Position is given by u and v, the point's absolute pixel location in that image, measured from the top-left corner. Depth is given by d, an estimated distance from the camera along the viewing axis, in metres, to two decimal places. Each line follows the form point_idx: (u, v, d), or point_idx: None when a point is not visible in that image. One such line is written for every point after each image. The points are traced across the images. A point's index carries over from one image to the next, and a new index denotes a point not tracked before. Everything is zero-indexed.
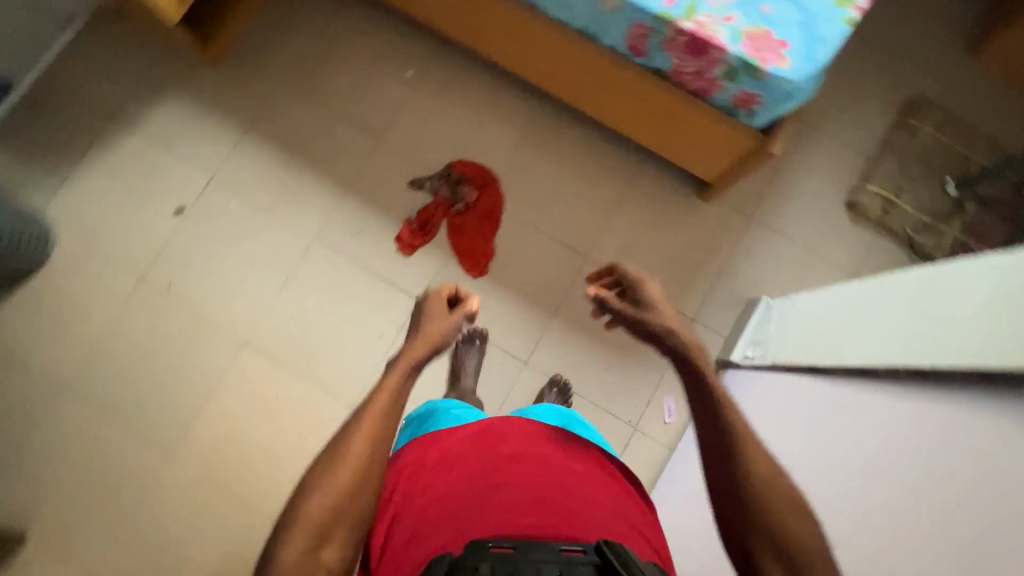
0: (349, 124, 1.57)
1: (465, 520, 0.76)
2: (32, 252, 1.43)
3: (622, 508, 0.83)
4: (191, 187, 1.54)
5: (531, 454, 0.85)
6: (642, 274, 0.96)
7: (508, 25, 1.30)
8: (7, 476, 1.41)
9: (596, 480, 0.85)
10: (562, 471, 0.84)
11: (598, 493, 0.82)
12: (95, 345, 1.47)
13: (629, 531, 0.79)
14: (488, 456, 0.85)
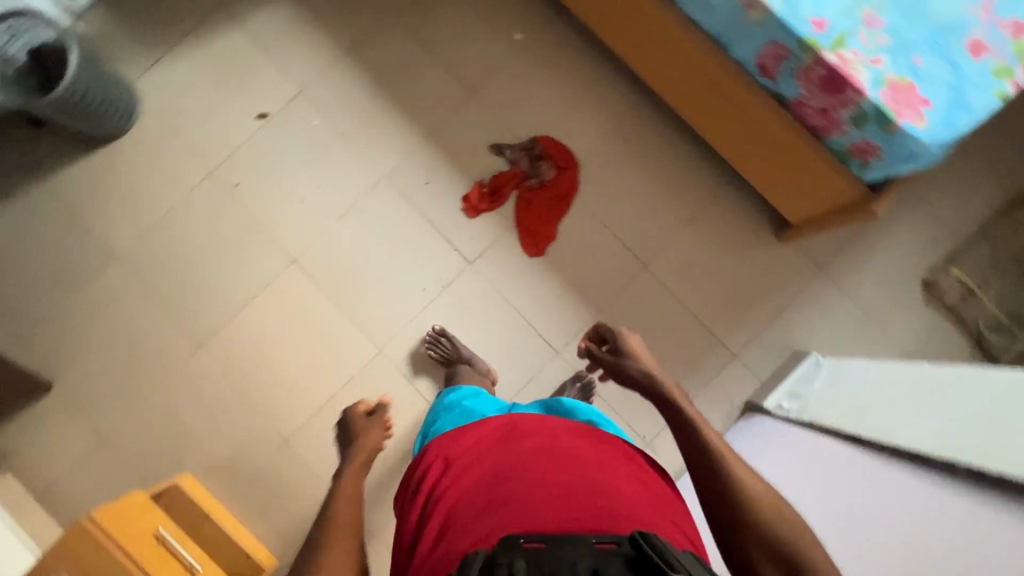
0: (446, 73, 1.54)
1: (495, 514, 0.77)
2: (115, 120, 1.45)
3: (654, 500, 0.82)
4: (278, 96, 1.53)
5: (556, 450, 0.86)
6: (622, 329, 1.06)
7: (640, 11, 1.26)
8: (46, 327, 1.45)
9: (625, 472, 0.85)
10: (588, 463, 0.84)
11: (627, 485, 0.82)
12: (153, 225, 1.49)
13: (664, 522, 0.78)
14: (510, 454, 0.87)
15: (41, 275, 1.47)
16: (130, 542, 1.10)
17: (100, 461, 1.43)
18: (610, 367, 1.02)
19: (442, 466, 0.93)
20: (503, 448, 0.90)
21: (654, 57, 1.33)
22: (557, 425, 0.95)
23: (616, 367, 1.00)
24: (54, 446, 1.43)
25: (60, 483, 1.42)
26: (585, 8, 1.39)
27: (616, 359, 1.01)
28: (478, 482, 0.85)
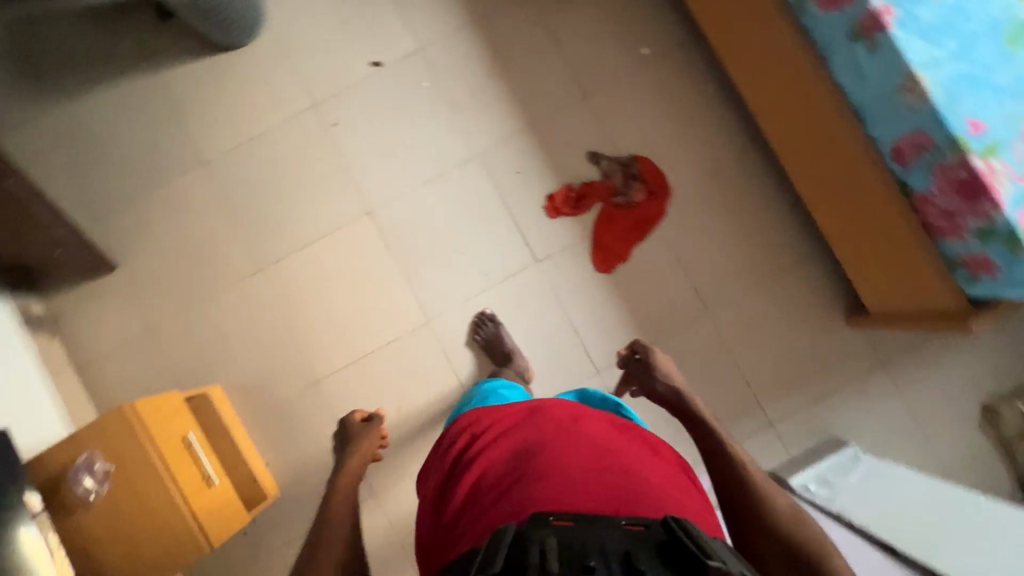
0: (564, 69, 1.52)
1: (522, 489, 0.75)
2: (240, 33, 1.46)
3: (681, 490, 0.79)
4: (396, 47, 1.53)
5: (581, 432, 0.84)
6: (654, 347, 1.13)
7: (785, 65, 1.23)
8: (122, 212, 1.49)
9: (651, 461, 0.83)
10: (615, 450, 0.82)
11: (652, 472, 0.80)
12: (245, 142, 1.51)
13: (690, 510, 0.75)
14: (536, 433, 0.85)
15: (130, 161, 1.50)
16: (160, 440, 1.11)
17: (141, 351, 1.47)
18: (640, 379, 1.07)
19: (467, 445, 0.92)
20: (529, 427, 0.88)
21: (782, 113, 1.29)
22: (581, 410, 0.92)
23: (646, 382, 1.06)
24: (102, 326, 1.48)
25: (100, 361, 1.47)
26: (726, 46, 1.36)
27: (648, 374, 1.07)
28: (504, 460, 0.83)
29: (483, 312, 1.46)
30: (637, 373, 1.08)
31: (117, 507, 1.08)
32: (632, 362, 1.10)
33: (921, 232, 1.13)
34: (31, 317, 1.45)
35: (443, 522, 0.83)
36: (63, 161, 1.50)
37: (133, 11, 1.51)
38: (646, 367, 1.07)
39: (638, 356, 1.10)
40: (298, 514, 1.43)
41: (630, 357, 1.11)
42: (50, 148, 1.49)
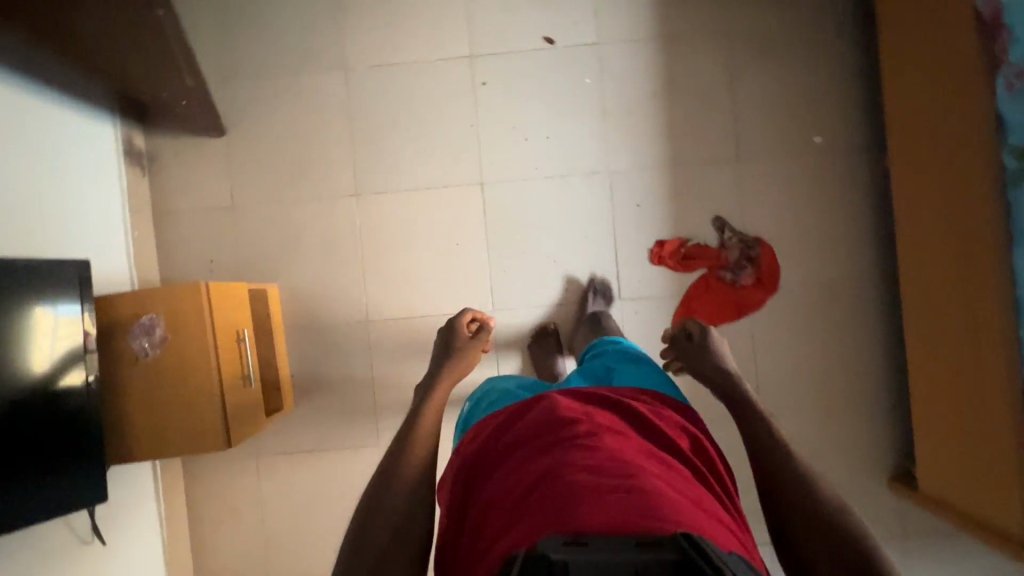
0: (729, 124, 1.43)
1: (528, 496, 0.64)
2: None
3: (705, 499, 0.67)
4: (574, 32, 1.43)
5: (594, 430, 0.73)
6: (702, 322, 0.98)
7: (967, 231, 1.16)
8: (249, 83, 1.46)
9: (672, 466, 0.70)
10: (631, 452, 0.70)
11: (673, 479, 0.67)
12: (391, 64, 1.45)
13: (719, 525, 0.63)
14: (546, 431, 0.74)
15: (274, 38, 1.45)
16: (219, 329, 1.12)
17: (217, 222, 1.48)
18: (688, 359, 0.93)
19: (477, 443, 0.82)
20: (537, 423, 0.77)
21: (944, 270, 1.24)
22: (591, 403, 0.80)
23: (698, 363, 0.91)
24: (191, 183, 1.48)
25: (177, 216, 1.48)
26: (916, 179, 1.29)
27: (700, 355, 0.92)
28: (513, 460, 0.73)
29: (545, 325, 1.44)
30: (690, 354, 0.93)
31: (161, 377, 1.09)
32: (682, 340, 0.94)
33: (1020, 455, 1.09)
34: (130, 149, 1.45)
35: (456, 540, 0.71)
36: (213, 9, 1.45)
37: None
38: (698, 344, 0.93)
39: (689, 332, 0.94)
40: (304, 432, 1.47)
41: (680, 334, 0.95)
42: None
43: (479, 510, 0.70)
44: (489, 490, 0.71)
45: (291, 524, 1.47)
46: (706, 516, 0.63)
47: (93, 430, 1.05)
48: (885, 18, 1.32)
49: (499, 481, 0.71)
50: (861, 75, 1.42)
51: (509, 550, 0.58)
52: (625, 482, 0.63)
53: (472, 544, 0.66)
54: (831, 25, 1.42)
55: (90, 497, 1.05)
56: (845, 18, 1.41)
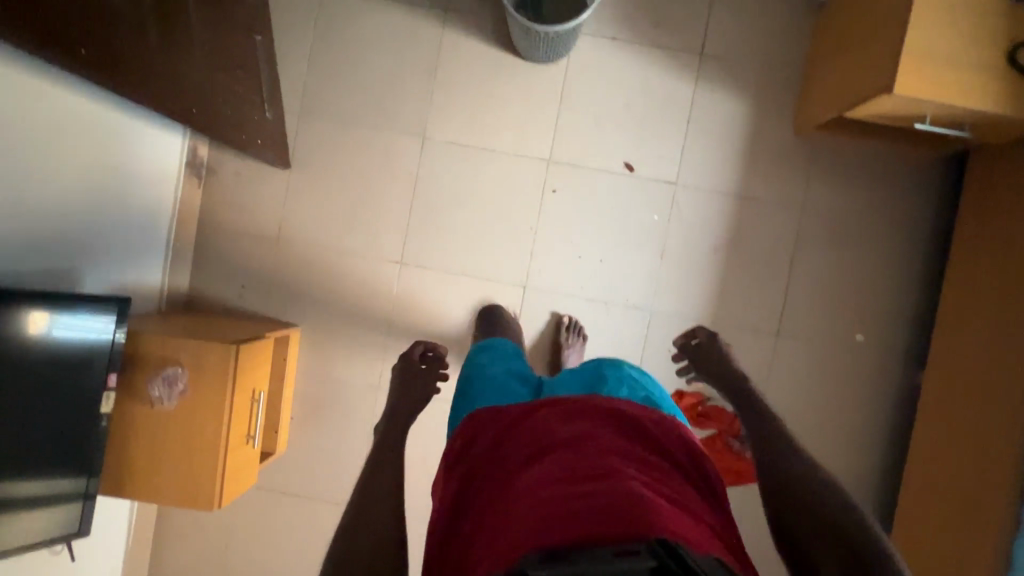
0: (780, 297, 1.43)
1: (508, 509, 0.60)
2: (539, 49, 1.35)
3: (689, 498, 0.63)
4: (655, 168, 1.43)
5: (574, 434, 0.68)
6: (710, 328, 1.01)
7: (979, 489, 1.19)
8: (328, 127, 1.46)
9: (655, 465, 0.66)
10: (611, 449, 0.65)
11: (655, 479, 0.63)
12: (468, 146, 1.45)
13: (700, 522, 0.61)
14: (529, 429, 0.70)
15: (364, 90, 1.46)
16: (236, 392, 1.12)
17: (257, 251, 1.48)
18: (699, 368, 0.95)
19: (456, 445, 0.75)
20: (517, 429, 0.72)
21: (951, 515, 1.24)
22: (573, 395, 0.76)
23: (708, 370, 0.94)
24: (242, 207, 1.47)
25: (220, 234, 1.47)
26: (951, 413, 1.28)
27: (708, 362, 0.95)
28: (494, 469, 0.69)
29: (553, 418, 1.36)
30: (700, 361, 0.96)
31: (167, 429, 1.10)
32: (694, 352, 0.97)
33: None
34: (192, 159, 1.43)
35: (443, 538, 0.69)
36: (312, 45, 1.45)
37: None
38: (708, 352, 0.95)
39: (696, 342, 0.97)
40: (289, 475, 1.49)
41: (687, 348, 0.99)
42: (310, 29, 1.45)
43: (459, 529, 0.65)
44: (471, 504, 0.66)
45: (252, 557, 1.49)
46: (690, 520, 0.59)
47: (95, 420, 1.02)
48: (961, 245, 1.32)
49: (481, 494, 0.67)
50: (922, 288, 1.41)
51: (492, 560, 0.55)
52: (601, 487, 0.59)
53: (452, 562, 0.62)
54: (908, 231, 1.41)
55: (84, 468, 1.02)
56: (923, 228, 1.40)
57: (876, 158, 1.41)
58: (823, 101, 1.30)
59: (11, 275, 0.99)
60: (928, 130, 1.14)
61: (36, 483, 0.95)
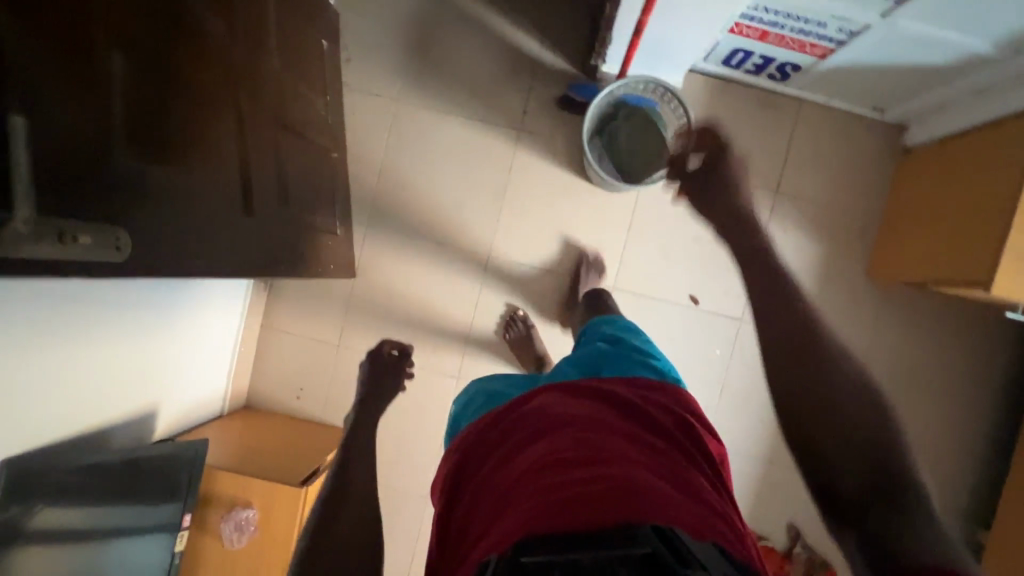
0: None
1: (501, 491, 0.58)
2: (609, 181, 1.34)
3: (694, 479, 0.60)
4: (720, 303, 1.42)
5: (570, 417, 0.66)
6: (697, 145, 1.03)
7: None
8: (394, 238, 1.47)
9: (656, 447, 0.64)
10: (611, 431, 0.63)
11: (656, 462, 0.60)
12: (532, 267, 1.46)
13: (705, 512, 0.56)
14: (527, 418, 0.68)
15: (432, 202, 1.46)
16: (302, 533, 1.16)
17: (319, 356, 1.51)
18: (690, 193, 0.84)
19: (461, 445, 0.73)
20: (517, 416, 0.70)
21: None
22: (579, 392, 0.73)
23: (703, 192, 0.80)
24: (305, 312, 1.50)
25: (283, 337, 1.51)
26: None
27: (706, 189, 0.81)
28: (492, 452, 0.67)
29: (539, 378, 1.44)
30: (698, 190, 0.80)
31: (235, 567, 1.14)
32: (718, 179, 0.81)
33: None
34: None
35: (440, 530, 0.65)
36: (384, 157, 1.47)
37: (541, 85, 1.43)
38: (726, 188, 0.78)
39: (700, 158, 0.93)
40: None
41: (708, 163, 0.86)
42: (383, 141, 1.46)
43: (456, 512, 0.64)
44: (470, 491, 0.64)
45: None
46: (691, 500, 0.56)
47: (174, 470, 1.04)
48: None
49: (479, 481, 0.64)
50: (987, 442, 1.38)
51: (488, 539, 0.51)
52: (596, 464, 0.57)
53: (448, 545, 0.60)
54: (977, 384, 1.38)
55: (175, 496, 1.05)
56: (994, 380, 1.38)
57: (950, 307, 1.38)
58: (903, 257, 1.27)
59: (101, 435, 1.02)
60: (1019, 318, 1.12)
61: (72, 512, 0.89)
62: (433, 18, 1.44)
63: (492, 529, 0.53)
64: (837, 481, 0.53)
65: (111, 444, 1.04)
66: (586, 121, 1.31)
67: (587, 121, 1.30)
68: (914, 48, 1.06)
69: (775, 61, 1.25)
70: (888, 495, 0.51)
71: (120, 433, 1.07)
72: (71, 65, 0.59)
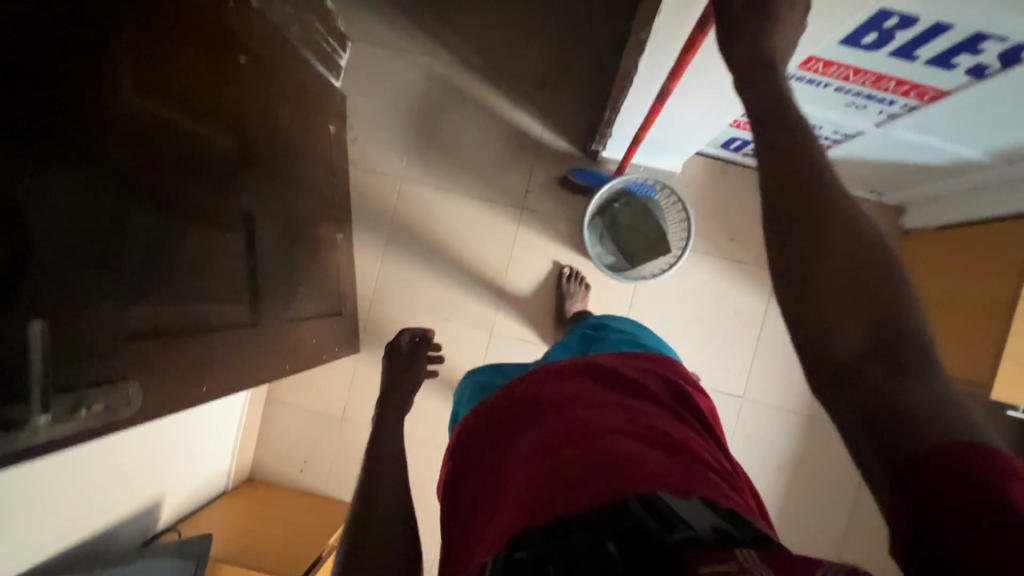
0: (846, 522, 1.41)
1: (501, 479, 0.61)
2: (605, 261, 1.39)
3: (684, 441, 0.61)
4: (722, 379, 1.42)
5: (558, 398, 0.68)
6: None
7: None
8: (399, 312, 1.50)
9: (642, 412, 0.65)
10: (598, 403, 0.66)
11: (643, 425, 0.62)
12: (534, 341, 1.48)
13: (696, 466, 0.58)
14: (521, 403, 0.71)
15: (437, 277, 1.49)
16: None
17: (324, 427, 1.52)
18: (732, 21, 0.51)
19: (462, 436, 0.76)
20: (511, 401, 0.73)
21: None
22: (566, 368, 0.75)
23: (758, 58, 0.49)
24: (309, 384, 1.52)
25: (287, 408, 1.52)
26: None
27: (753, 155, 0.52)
28: (491, 439, 0.70)
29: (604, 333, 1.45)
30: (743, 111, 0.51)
31: None
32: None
33: None
34: None
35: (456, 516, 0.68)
36: (389, 232, 1.50)
37: (544, 163, 1.46)
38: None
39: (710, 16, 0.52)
40: None
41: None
42: (389, 217, 1.49)
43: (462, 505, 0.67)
44: (475, 481, 0.67)
45: None
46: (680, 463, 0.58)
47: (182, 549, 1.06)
48: None
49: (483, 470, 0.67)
50: None
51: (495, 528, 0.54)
52: (585, 439, 0.59)
53: (462, 536, 0.63)
54: None
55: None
56: None
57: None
58: None
59: (108, 537, 1.02)
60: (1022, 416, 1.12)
61: None
62: (437, 98, 1.47)
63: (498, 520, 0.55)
64: (837, 340, 0.39)
65: (117, 542, 1.04)
66: (590, 205, 1.34)
67: (591, 206, 1.33)
68: (911, 151, 1.08)
69: None
70: (899, 358, 0.38)
71: (127, 529, 1.07)
72: (88, 239, 0.62)
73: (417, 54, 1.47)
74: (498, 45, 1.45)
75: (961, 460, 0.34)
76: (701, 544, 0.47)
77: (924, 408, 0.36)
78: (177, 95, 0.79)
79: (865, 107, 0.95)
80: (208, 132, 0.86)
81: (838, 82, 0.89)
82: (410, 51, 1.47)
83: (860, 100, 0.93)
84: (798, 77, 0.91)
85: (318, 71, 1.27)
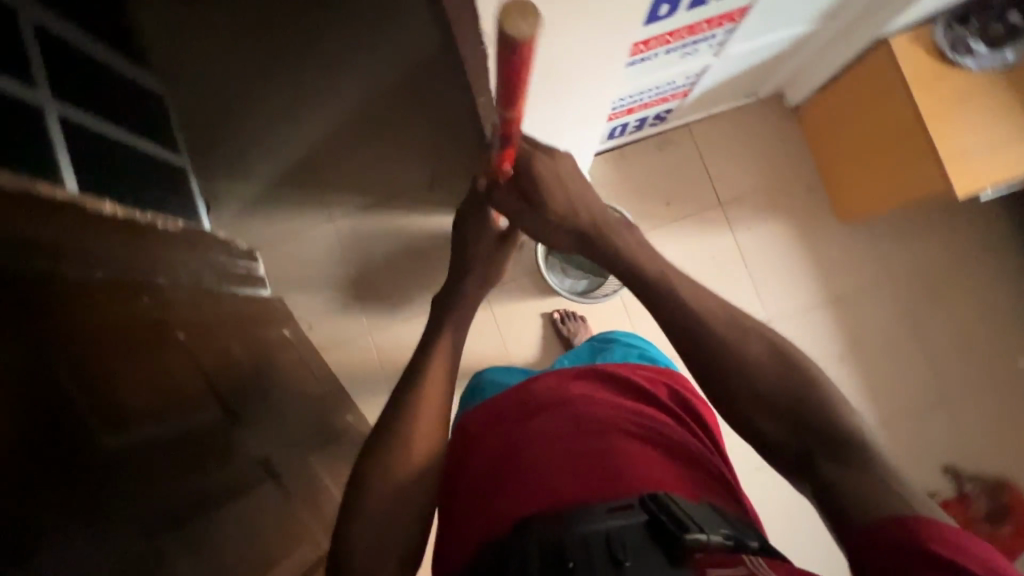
0: (921, 369, 1.44)
1: (503, 471, 0.64)
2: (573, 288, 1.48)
3: (689, 446, 0.66)
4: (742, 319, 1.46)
5: (563, 395, 0.71)
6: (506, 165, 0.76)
7: None
8: None
9: (652, 413, 0.70)
10: (607, 404, 0.69)
11: (652, 428, 0.66)
12: None
13: (698, 471, 0.63)
14: (527, 400, 0.74)
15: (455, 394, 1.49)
16: None
17: None
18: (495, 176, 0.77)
19: (463, 425, 0.78)
20: (517, 398, 0.75)
21: None
22: (576, 368, 0.78)
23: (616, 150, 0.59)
24: None
25: None
26: None
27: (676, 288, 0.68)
28: (491, 430, 0.72)
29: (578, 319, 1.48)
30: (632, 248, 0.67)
31: None
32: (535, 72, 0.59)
33: None
34: None
35: (443, 493, 0.71)
36: (389, 383, 1.51)
37: None
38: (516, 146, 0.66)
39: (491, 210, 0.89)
40: None
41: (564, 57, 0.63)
42: (382, 370, 1.51)
43: (455, 496, 0.68)
44: (469, 471, 0.69)
45: None
46: (686, 468, 0.62)
47: None
48: None
49: (480, 457, 0.69)
50: None
51: (502, 526, 0.58)
52: (594, 439, 0.63)
53: (455, 520, 0.66)
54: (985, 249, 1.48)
55: None
56: (994, 237, 1.48)
57: (914, 215, 1.49)
58: (862, 193, 1.36)
59: None
60: (993, 195, 1.18)
61: None
62: (358, 246, 1.53)
63: (502, 514, 0.59)
64: (766, 433, 0.62)
65: None
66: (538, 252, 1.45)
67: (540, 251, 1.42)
68: (755, 54, 1.17)
69: (648, 117, 1.36)
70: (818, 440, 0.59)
71: None
72: None
73: (321, 226, 1.53)
74: (381, 176, 1.52)
75: (903, 521, 0.51)
76: (711, 547, 0.50)
77: (851, 487, 0.55)
78: (149, 406, 0.79)
79: (696, 50, 1.04)
80: (190, 422, 0.86)
81: (664, 47, 0.98)
82: (312, 224, 1.53)
83: (689, 48, 1.02)
84: (630, 63, 0.99)
85: (249, 295, 1.30)
